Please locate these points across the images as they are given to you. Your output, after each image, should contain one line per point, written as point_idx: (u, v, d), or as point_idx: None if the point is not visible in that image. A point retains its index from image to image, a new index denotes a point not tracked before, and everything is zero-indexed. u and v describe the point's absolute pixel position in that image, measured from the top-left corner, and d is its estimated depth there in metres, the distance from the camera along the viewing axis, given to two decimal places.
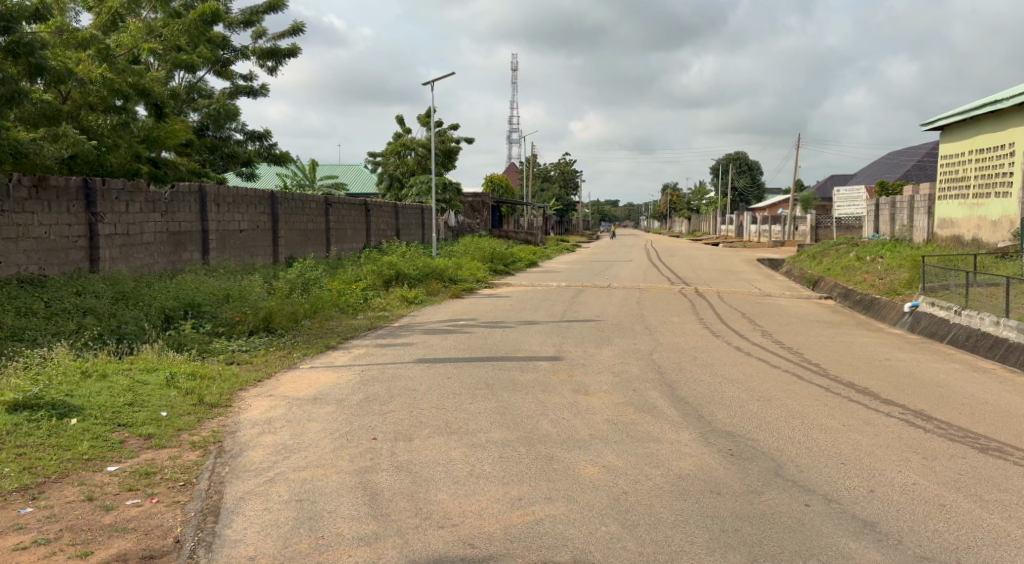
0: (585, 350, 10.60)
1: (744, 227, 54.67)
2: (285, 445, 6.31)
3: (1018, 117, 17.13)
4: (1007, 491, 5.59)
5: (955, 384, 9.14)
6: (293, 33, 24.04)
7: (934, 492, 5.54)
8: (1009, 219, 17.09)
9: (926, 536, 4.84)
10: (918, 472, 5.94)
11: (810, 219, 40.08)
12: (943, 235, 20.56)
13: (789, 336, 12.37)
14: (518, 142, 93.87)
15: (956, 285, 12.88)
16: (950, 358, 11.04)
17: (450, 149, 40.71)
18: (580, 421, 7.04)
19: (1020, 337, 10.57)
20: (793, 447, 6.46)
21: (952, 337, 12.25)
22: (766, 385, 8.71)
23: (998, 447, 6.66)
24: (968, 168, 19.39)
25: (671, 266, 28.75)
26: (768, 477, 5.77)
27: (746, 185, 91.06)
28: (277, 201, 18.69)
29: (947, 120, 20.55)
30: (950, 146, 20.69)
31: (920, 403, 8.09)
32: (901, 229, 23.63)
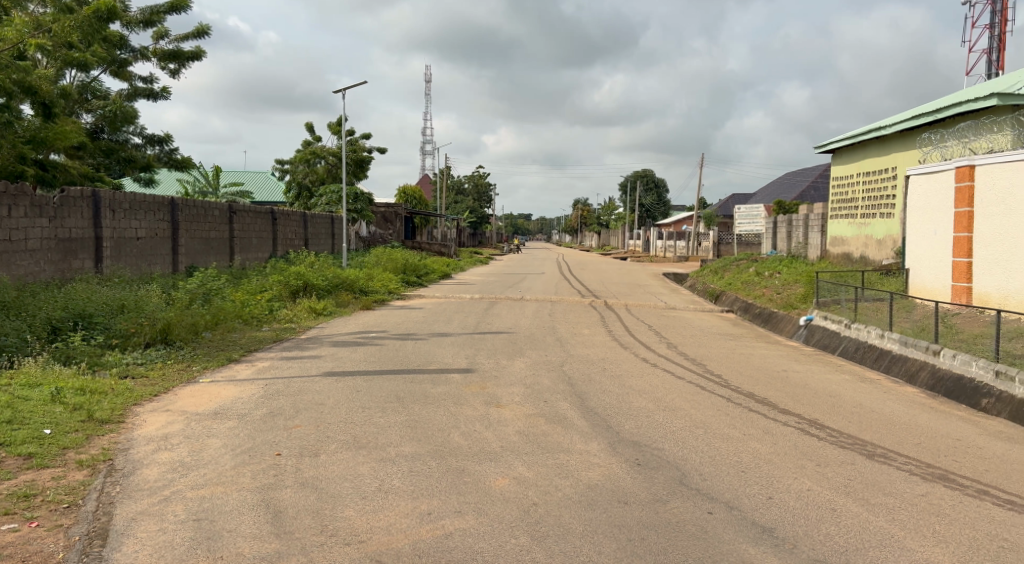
0: (497, 362, 10.60)
1: (651, 243, 56.11)
2: (182, 462, 6.04)
3: (899, 143, 18.34)
4: (891, 495, 5.91)
5: (846, 395, 9.60)
6: (198, 36, 23.22)
7: (826, 497, 5.79)
8: (892, 239, 18.19)
9: (819, 539, 5.05)
10: (812, 479, 6.21)
11: (713, 235, 41.34)
12: (835, 252, 21.66)
13: (694, 348, 12.77)
14: (430, 155, 94.05)
15: (846, 299, 13.57)
16: (841, 369, 11.63)
17: (361, 158, 40.18)
18: (492, 433, 7.03)
19: (902, 349, 11.27)
20: (697, 456, 6.63)
21: (842, 349, 12.92)
22: (672, 396, 8.93)
23: (884, 453, 7.04)
24: (856, 191, 20.58)
25: (583, 278, 29.31)
26: (674, 487, 5.89)
27: (654, 203, 93.67)
28: (178, 207, 17.95)
29: (837, 144, 21.67)
30: (839, 169, 21.91)
31: (814, 412, 8.48)
32: (797, 245, 24.78)
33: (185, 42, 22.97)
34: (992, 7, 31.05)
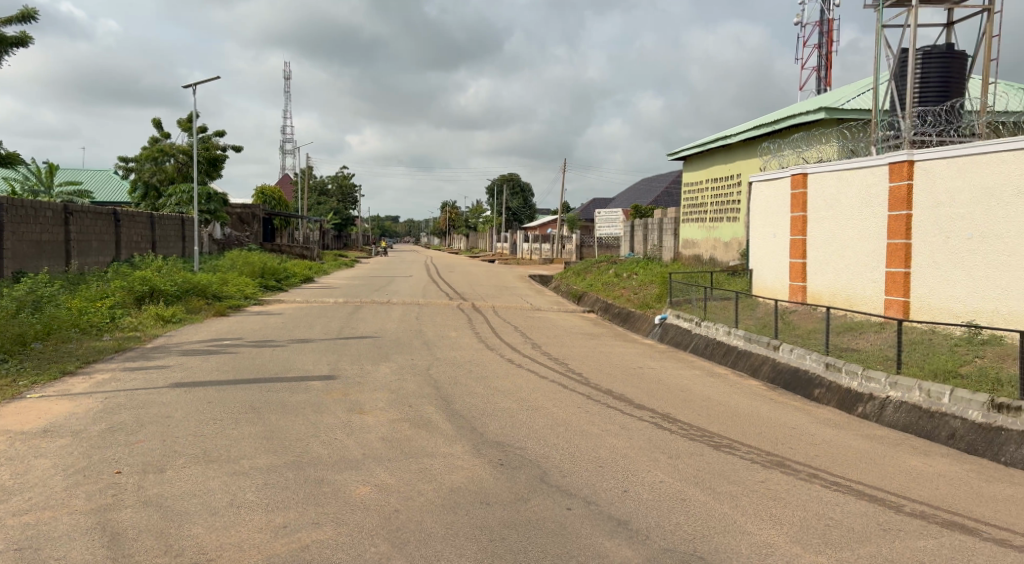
0: (360, 367, 10.39)
1: (517, 246, 56.96)
2: (4, 486, 5.51)
3: (742, 152, 19.61)
4: (734, 483, 6.27)
5: (697, 389, 10.11)
6: (23, 20, 21.38)
7: (677, 488, 6.07)
8: (737, 242, 19.37)
9: (669, 529, 5.28)
10: (664, 471, 6.50)
11: (575, 238, 42.48)
12: (687, 254, 22.81)
13: (557, 349, 13.05)
14: (290, 155, 91.18)
15: (697, 299, 14.31)
16: (693, 365, 12.24)
17: (215, 157, 38.35)
18: (353, 440, 6.89)
19: (746, 344, 12.01)
20: (557, 454, 6.78)
21: (694, 346, 13.60)
22: (534, 396, 9.09)
23: (729, 443, 7.47)
24: (705, 196, 21.77)
25: (450, 281, 29.28)
26: (536, 485, 5.99)
27: (520, 206, 95.13)
28: (2, 207, 16.42)
29: (688, 152, 22.86)
30: (689, 175, 23.15)
31: (667, 407, 8.88)
32: (653, 248, 25.89)
33: (8, 26, 21.07)
34: (821, 27, 33.71)
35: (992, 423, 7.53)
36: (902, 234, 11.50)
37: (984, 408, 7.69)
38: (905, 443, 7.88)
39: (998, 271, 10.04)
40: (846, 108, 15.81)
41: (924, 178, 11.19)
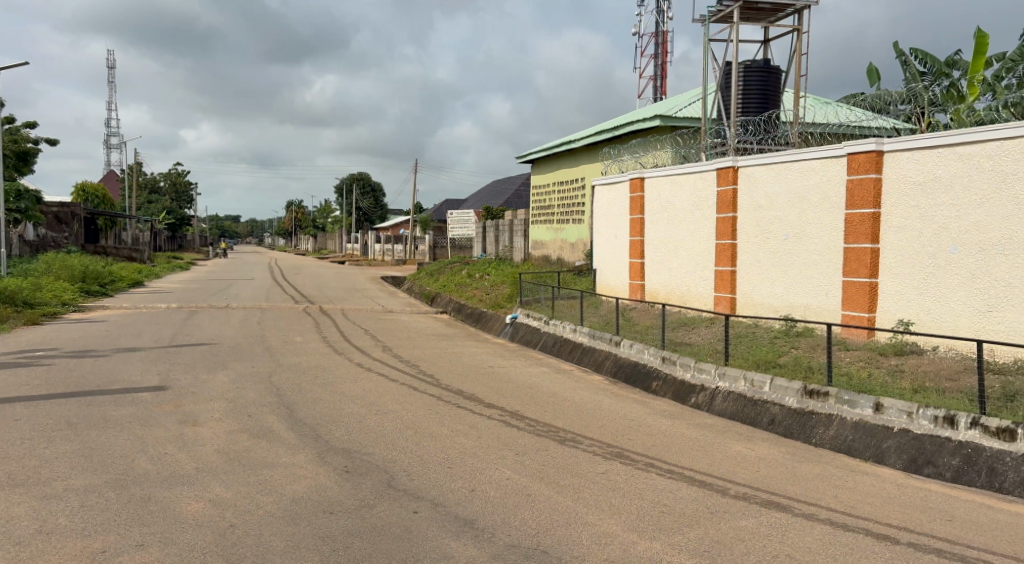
0: (195, 376, 9.82)
1: (368, 246, 56.03)
2: None
3: (586, 156, 20.29)
4: (578, 476, 6.46)
5: (545, 386, 10.35)
6: None
7: (523, 484, 6.17)
8: (583, 243, 20.02)
9: (515, 525, 5.35)
10: (511, 467, 6.59)
11: (427, 239, 42.35)
12: (535, 255, 23.31)
13: (407, 350, 12.93)
14: (118, 149, 84.89)
15: (545, 298, 14.65)
16: (541, 363, 12.52)
17: (25, 150, 35.03)
18: (185, 454, 6.49)
19: (591, 341, 12.42)
20: (404, 457, 6.71)
21: (542, 344, 13.91)
22: (382, 399, 8.95)
23: (573, 437, 7.69)
24: (552, 198, 22.35)
25: (296, 284, 28.35)
26: (381, 490, 5.89)
27: (370, 206, 93.63)
28: None
29: (535, 156, 23.37)
30: (537, 178, 23.70)
31: (516, 404, 9.02)
32: (504, 249, 26.28)
33: None
34: (657, 38, 35.45)
35: (806, 408, 8.21)
36: (728, 235, 12.33)
37: (798, 394, 8.38)
38: (732, 430, 8.43)
39: (809, 269, 10.98)
40: (679, 116, 16.71)
41: (747, 183, 12.05)
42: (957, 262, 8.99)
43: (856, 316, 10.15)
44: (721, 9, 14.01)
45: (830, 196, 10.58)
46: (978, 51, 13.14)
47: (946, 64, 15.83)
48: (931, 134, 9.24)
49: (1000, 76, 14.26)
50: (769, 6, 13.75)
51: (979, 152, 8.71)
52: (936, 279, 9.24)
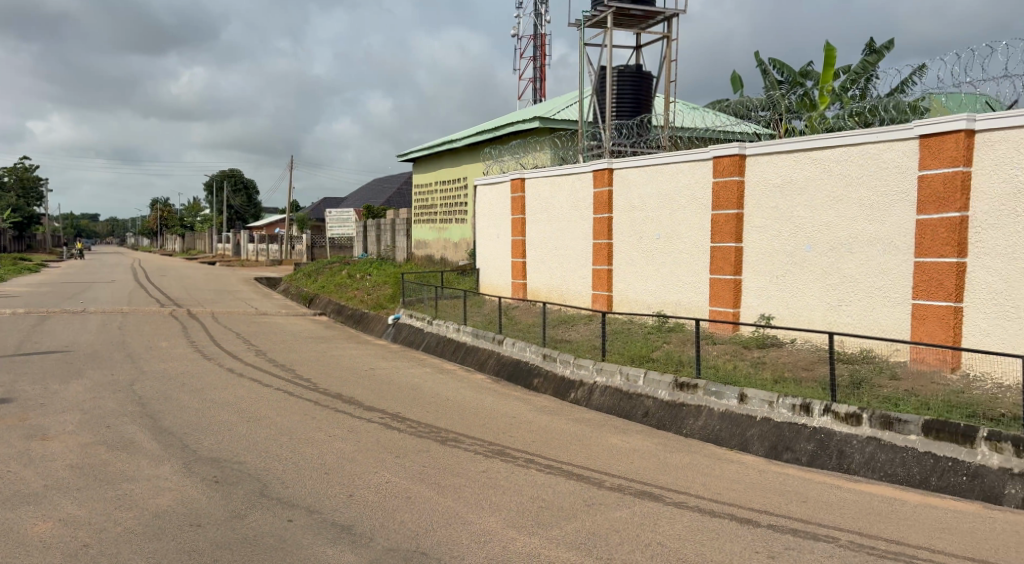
0: (46, 387, 9.12)
1: (241, 246, 53.89)
2: None
3: (467, 156, 20.32)
4: (459, 476, 6.46)
5: (426, 387, 10.29)
6: None
7: (403, 486, 6.11)
8: (465, 242, 20.06)
9: (393, 528, 5.29)
10: (390, 470, 6.51)
11: (305, 239, 41.24)
12: (417, 255, 23.16)
13: (283, 354, 12.52)
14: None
15: (428, 298, 14.56)
16: (423, 363, 12.43)
17: None
18: (34, 472, 6.01)
19: (474, 340, 12.45)
20: (279, 464, 6.50)
21: (425, 345, 13.82)
22: (256, 405, 8.63)
23: (454, 437, 7.68)
24: (434, 198, 22.27)
25: (162, 286, 26.90)
26: (253, 499, 5.67)
27: (244, 205, 90.16)
28: None
29: (416, 155, 23.20)
30: (418, 177, 23.53)
31: (396, 406, 8.92)
32: (385, 248, 25.96)
33: None
34: (534, 40, 35.97)
35: (677, 400, 8.56)
36: (605, 235, 12.68)
37: (670, 387, 8.71)
38: (608, 423, 8.67)
39: (680, 267, 11.44)
40: (558, 118, 17.02)
41: (621, 185, 12.43)
42: (811, 259, 9.61)
43: (723, 312, 10.66)
44: (595, 14, 14.37)
45: (697, 197, 11.06)
46: (827, 62, 14.10)
47: (800, 74, 16.89)
48: (787, 139, 9.83)
49: (847, 87, 15.35)
50: (640, 13, 14.22)
51: (829, 157, 9.35)
52: (793, 275, 9.85)
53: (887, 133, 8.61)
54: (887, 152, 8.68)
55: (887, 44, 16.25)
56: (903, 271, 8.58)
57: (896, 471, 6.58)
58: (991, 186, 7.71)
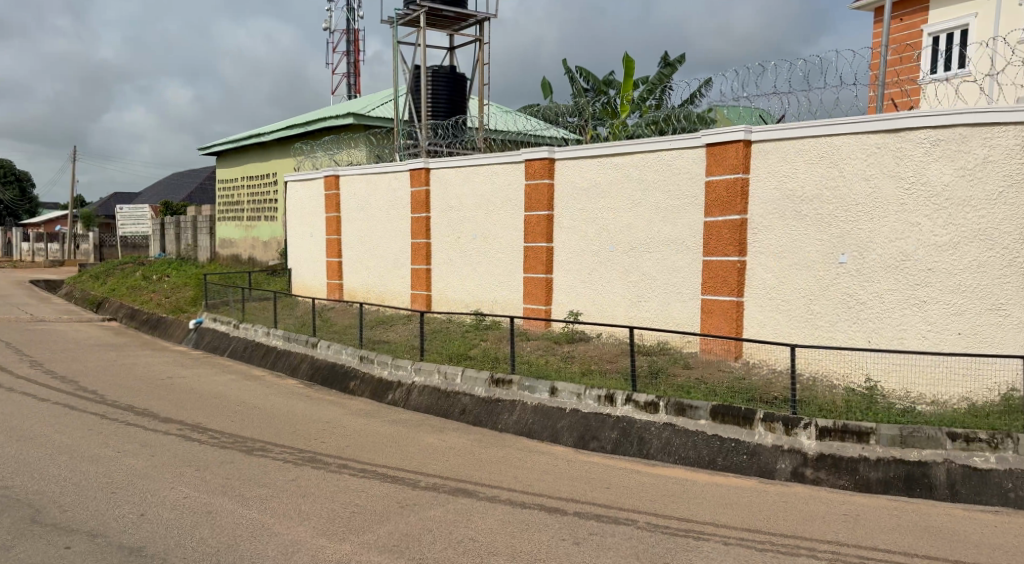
0: None
1: (15, 245, 48.26)
2: None
3: (276, 151, 19.50)
4: (265, 486, 6.18)
5: (231, 394, 9.76)
6: None
7: (202, 501, 5.75)
8: (276, 241, 19.26)
9: (190, 547, 4.96)
10: (188, 485, 6.10)
11: (92, 238, 37.68)
12: (223, 254, 21.92)
13: (65, 365, 11.36)
14: None
15: (234, 301, 13.80)
16: (228, 370, 11.77)
17: None
18: None
19: (285, 344, 11.96)
20: (57, 487, 5.89)
21: (231, 350, 13.09)
22: (30, 423, 7.76)
23: (261, 446, 7.35)
24: (241, 194, 21.17)
25: None
26: (21, 528, 5.10)
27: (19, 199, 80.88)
28: None
29: (219, 148, 21.94)
30: (223, 172, 22.26)
31: (197, 416, 8.38)
32: (187, 247, 24.34)
33: None
34: (347, 36, 35.23)
35: (493, 397, 8.71)
36: (422, 234, 12.67)
37: (486, 384, 8.85)
38: (424, 423, 8.68)
39: (495, 266, 11.67)
40: (372, 115, 16.76)
41: (437, 184, 12.49)
42: (614, 258, 10.15)
43: (535, 309, 11.00)
44: (408, 13, 14.32)
45: (511, 197, 11.34)
46: (627, 72, 14.96)
47: (604, 82, 17.79)
48: (590, 145, 10.31)
49: (645, 96, 16.38)
50: (452, 14, 14.35)
51: (628, 162, 9.92)
52: (599, 273, 10.36)
53: (679, 141, 9.28)
54: (679, 158, 9.35)
55: (679, 58, 17.54)
56: (693, 269, 9.29)
57: (687, 453, 7.10)
58: (765, 192, 8.54)
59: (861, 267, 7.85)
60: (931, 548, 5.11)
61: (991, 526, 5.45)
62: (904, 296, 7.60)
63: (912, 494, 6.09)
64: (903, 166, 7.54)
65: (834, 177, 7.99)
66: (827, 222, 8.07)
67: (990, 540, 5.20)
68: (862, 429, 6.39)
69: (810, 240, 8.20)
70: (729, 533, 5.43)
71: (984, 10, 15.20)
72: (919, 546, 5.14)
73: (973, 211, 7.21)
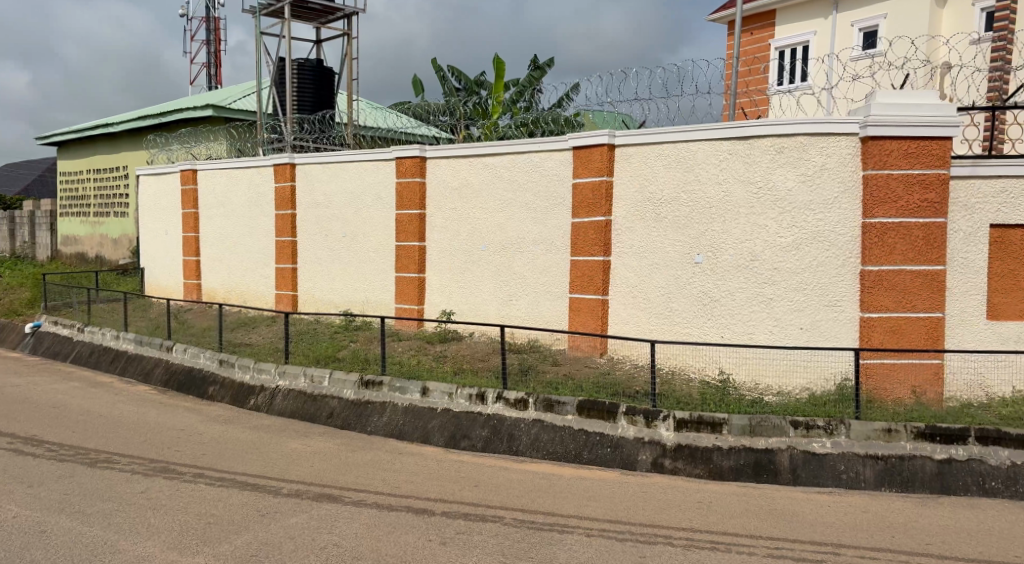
0: None
1: None
2: None
3: (127, 142, 18.29)
4: (109, 500, 5.79)
5: (73, 403, 9.08)
6: None
7: (36, 520, 5.31)
8: (127, 238, 18.10)
9: None
10: (20, 503, 5.63)
11: None
12: (67, 252, 20.36)
13: None
14: None
15: (78, 302, 12.84)
16: (70, 377, 10.94)
17: None
18: None
19: (137, 348, 11.25)
20: None
21: (75, 355, 12.18)
22: None
23: (106, 458, 6.88)
24: (87, 188, 19.73)
25: None
26: None
27: None
28: None
29: (61, 138, 20.34)
30: (66, 164, 20.66)
31: (32, 428, 7.74)
32: (24, 245, 22.42)
33: None
34: (206, 23, 33.55)
35: (362, 399, 8.55)
36: (288, 232, 12.26)
37: (355, 386, 8.67)
38: (289, 427, 8.40)
39: (365, 265, 11.46)
40: (233, 108, 16.05)
41: (303, 181, 12.13)
42: (485, 258, 10.21)
43: (407, 309, 10.90)
44: (271, 3, 13.82)
45: (382, 195, 11.17)
46: (498, 74, 15.09)
47: (475, 82, 17.87)
48: (461, 144, 10.32)
49: (515, 98, 16.59)
50: (319, 6, 13.99)
51: (498, 163, 10.00)
52: (471, 272, 10.39)
53: (547, 143, 9.45)
54: (547, 160, 9.53)
55: (548, 62, 17.87)
56: (562, 268, 9.49)
57: (555, 448, 7.24)
58: (628, 194, 8.84)
59: (714, 267, 8.27)
60: (774, 530, 5.45)
61: (826, 506, 5.89)
62: (753, 294, 8.07)
63: (759, 480, 6.48)
64: (751, 171, 8.00)
65: (691, 181, 8.38)
66: (684, 224, 8.45)
67: (825, 520, 5.62)
68: (715, 419, 6.74)
69: (668, 240, 8.57)
70: (591, 525, 5.58)
71: (823, 28, 16.42)
72: (764, 529, 5.47)
73: (812, 214, 7.75)
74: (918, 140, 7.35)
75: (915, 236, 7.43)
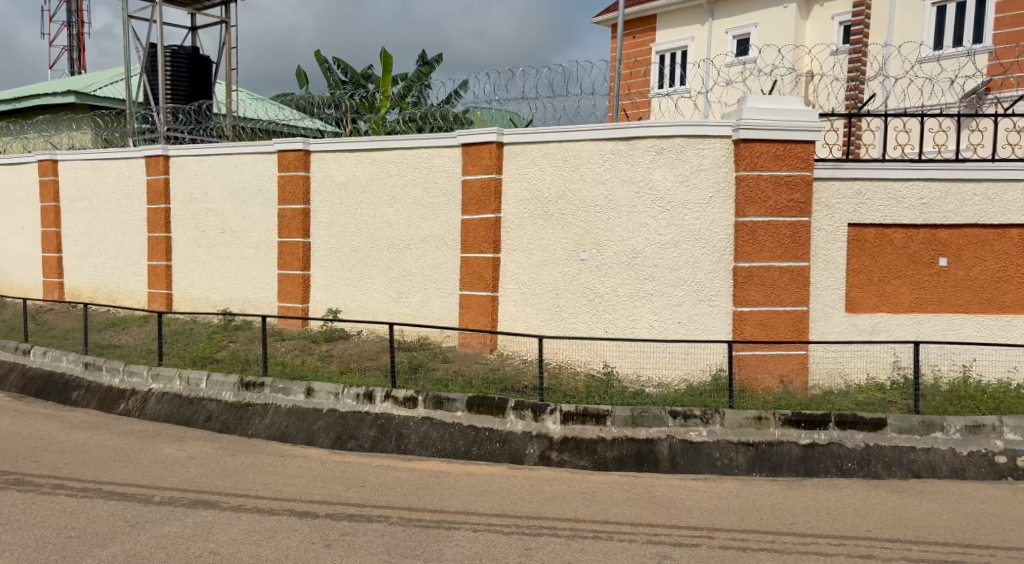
0: None
1: None
2: None
3: None
4: None
5: None
6: None
7: None
8: None
9: None
10: None
11: None
12: None
13: None
14: None
15: None
16: None
17: None
18: None
19: None
20: None
21: None
22: None
23: None
24: None
25: None
26: None
27: None
28: None
29: None
30: None
31: None
32: None
33: None
34: (68, 3, 31.36)
35: (242, 401, 8.24)
36: (161, 227, 11.66)
37: (234, 388, 8.34)
38: (162, 432, 7.99)
39: (246, 262, 11.05)
40: (99, 95, 15.10)
41: (179, 175, 11.57)
42: (373, 254, 10.05)
43: (291, 307, 10.57)
44: None
45: (263, 190, 10.80)
46: (385, 68, 14.90)
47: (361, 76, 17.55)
48: (347, 139, 10.12)
49: (403, 93, 16.42)
50: None
51: (385, 159, 9.87)
52: (358, 268, 10.20)
53: (435, 140, 9.41)
54: (434, 157, 9.49)
55: (436, 58, 17.79)
56: (451, 265, 9.47)
57: (443, 445, 7.20)
58: (515, 192, 8.92)
59: (598, 264, 8.47)
60: (653, 517, 5.63)
61: (701, 492, 6.15)
62: (635, 290, 8.31)
63: (640, 469, 6.67)
64: (633, 171, 8.24)
65: (576, 179, 8.54)
66: (570, 222, 8.60)
67: (701, 505, 5.86)
68: (599, 411, 6.94)
69: (555, 237, 8.71)
70: (478, 520, 5.59)
71: (700, 34, 17.13)
72: (645, 516, 5.65)
73: (689, 213, 8.05)
74: (785, 143, 7.78)
75: (782, 234, 7.86)
